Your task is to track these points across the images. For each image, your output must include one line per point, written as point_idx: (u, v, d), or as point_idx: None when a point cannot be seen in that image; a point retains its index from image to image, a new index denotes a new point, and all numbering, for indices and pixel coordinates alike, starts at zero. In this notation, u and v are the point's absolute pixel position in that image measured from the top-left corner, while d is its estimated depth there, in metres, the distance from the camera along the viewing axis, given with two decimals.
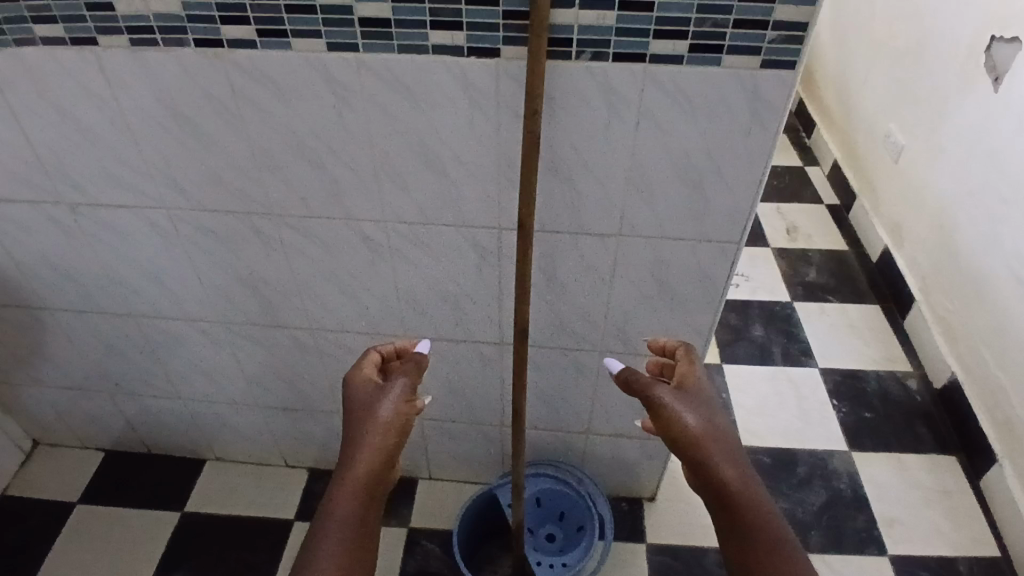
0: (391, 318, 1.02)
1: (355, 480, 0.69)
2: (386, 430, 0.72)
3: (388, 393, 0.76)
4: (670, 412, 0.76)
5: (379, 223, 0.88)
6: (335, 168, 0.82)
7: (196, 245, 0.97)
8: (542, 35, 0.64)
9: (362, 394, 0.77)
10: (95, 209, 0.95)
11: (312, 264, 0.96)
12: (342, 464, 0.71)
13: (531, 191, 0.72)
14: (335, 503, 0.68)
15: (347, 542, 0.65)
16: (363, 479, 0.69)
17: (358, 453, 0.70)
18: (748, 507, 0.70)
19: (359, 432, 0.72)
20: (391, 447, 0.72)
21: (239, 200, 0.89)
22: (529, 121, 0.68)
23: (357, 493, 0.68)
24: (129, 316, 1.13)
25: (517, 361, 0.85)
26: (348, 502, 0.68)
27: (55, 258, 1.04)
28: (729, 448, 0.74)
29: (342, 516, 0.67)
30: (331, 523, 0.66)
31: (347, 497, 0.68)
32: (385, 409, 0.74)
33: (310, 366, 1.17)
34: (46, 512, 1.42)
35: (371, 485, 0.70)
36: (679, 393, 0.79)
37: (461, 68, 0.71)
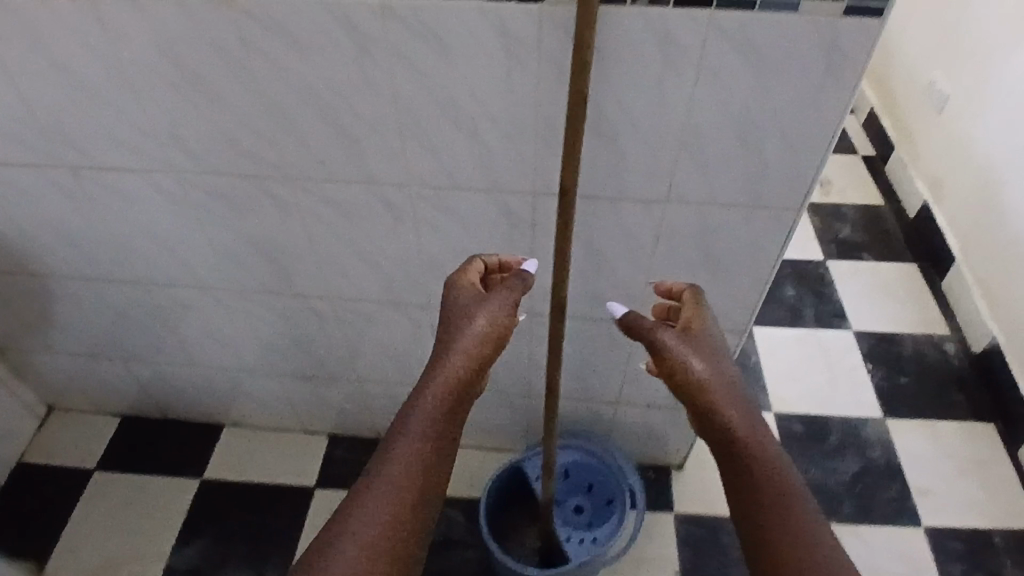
0: (414, 285, 0.96)
1: (437, 390, 0.69)
2: (477, 345, 0.70)
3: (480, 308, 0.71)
4: (678, 357, 0.69)
5: (403, 188, 0.82)
6: (355, 129, 0.75)
7: (207, 211, 0.90)
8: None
9: (463, 302, 0.73)
10: (98, 172, 0.88)
11: (329, 229, 0.90)
12: (426, 373, 0.71)
13: (574, 159, 0.65)
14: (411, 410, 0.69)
15: (424, 447, 0.68)
16: (444, 390, 0.69)
17: (441, 366, 0.70)
18: (760, 465, 0.67)
19: (445, 346, 0.71)
20: (475, 361, 0.71)
21: (251, 164, 0.82)
22: (576, 77, 0.60)
23: (439, 403, 0.69)
24: (139, 283, 1.08)
25: (553, 333, 0.79)
26: (426, 410, 0.69)
27: (59, 224, 0.98)
28: (739, 399, 0.69)
29: (420, 422, 0.69)
30: (407, 426, 0.68)
31: (426, 408, 0.69)
32: (475, 325, 0.71)
33: (328, 333, 1.12)
34: (64, 478, 1.40)
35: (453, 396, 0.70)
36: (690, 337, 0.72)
37: (500, 16, 0.63)
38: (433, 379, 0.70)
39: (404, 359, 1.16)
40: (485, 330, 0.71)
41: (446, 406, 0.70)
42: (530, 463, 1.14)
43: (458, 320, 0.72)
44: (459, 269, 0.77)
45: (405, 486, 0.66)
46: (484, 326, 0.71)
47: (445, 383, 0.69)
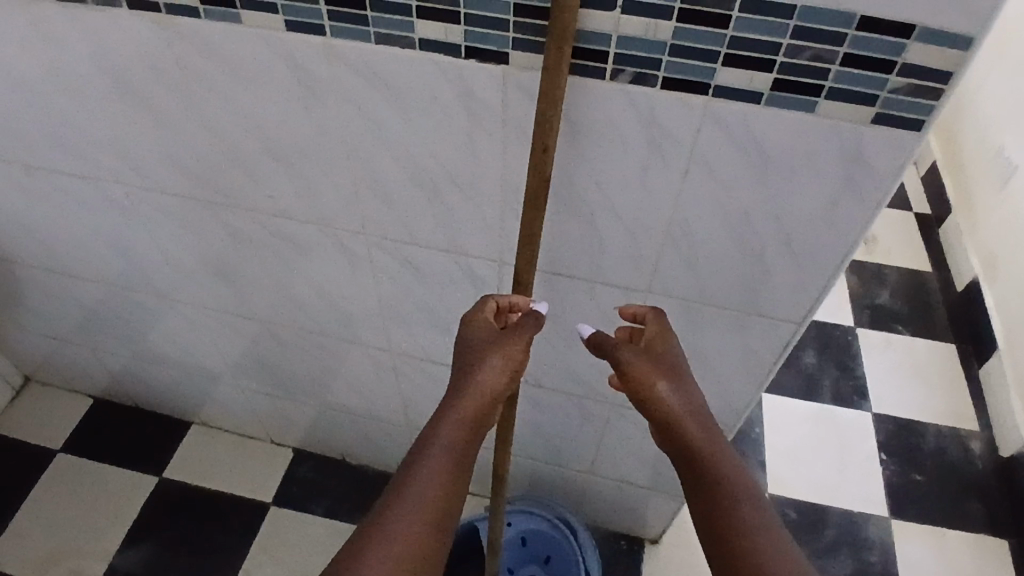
0: (375, 327, 0.89)
1: (451, 439, 0.57)
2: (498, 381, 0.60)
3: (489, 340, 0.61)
4: (641, 375, 0.59)
5: (359, 236, 0.74)
6: (306, 170, 0.67)
7: (160, 225, 0.84)
8: (562, 50, 0.45)
9: (479, 338, 0.62)
10: (48, 173, 0.82)
11: (284, 261, 0.82)
12: (436, 419, 0.59)
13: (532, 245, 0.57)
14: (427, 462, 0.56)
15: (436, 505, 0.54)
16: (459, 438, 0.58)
17: (454, 410, 0.58)
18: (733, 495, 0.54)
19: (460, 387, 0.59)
20: (489, 404, 0.59)
21: (200, 188, 0.75)
22: (537, 159, 0.51)
23: (452, 453, 0.57)
24: (100, 282, 1.02)
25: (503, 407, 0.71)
26: (443, 460, 0.56)
27: (17, 215, 0.93)
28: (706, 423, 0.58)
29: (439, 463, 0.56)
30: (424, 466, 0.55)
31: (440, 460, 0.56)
32: (494, 364, 0.60)
33: (290, 357, 1.05)
34: (27, 455, 1.37)
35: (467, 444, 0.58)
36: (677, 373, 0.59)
37: (458, 74, 0.53)
38: (445, 425, 0.58)
39: (369, 391, 1.09)
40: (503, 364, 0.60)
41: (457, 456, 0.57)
42: (484, 534, 1.04)
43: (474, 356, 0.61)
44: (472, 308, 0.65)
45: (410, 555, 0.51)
46: (501, 360, 0.60)
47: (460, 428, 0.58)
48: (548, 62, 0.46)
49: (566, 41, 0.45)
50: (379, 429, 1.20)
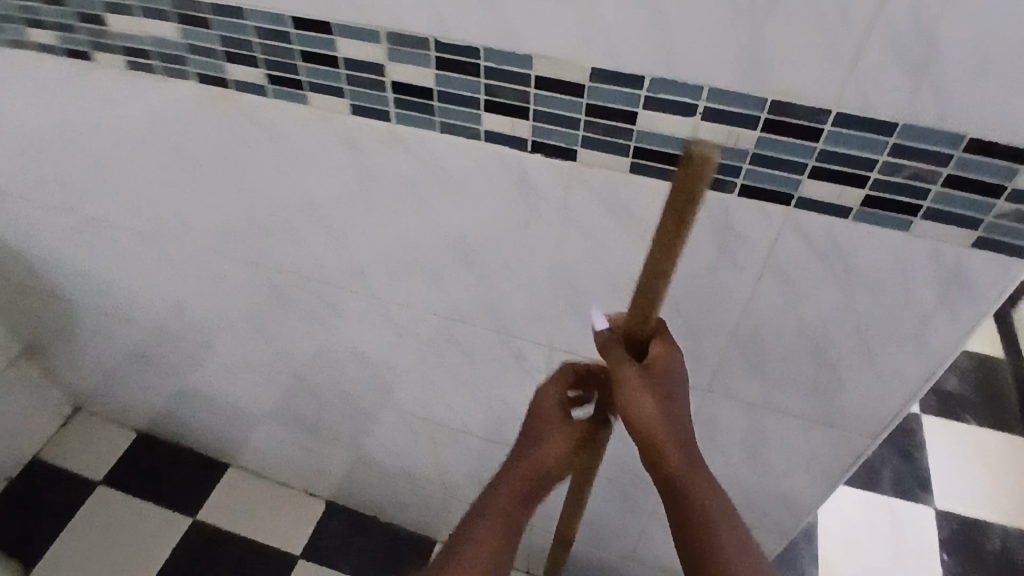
0: (415, 393, 0.86)
1: (490, 527, 0.55)
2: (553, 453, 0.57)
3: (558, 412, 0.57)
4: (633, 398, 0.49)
5: (406, 309, 0.72)
6: (356, 245, 0.66)
7: (208, 281, 0.84)
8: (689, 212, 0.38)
9: (537, 425, 0.58)
10: (106, 227, 0.83)
11: (328, 325, 0.81)
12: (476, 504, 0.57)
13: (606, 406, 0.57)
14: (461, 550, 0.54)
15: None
16: (504, 515, 0.56)
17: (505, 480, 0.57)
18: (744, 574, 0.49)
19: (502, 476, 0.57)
20: (523, 493, 0.57)
21: (250, 251, 0.75)
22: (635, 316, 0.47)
23: (487, 544, 0.55)
24: (147, 327, 1.03)
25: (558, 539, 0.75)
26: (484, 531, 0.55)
27: (75, 262, 0.95)
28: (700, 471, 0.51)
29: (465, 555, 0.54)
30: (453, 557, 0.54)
31: (473, 549, 0.54)
32: (552, 441, 0.57)
33: (328, 413, 1.04)
34: (67, 486, 1.37)
35: (507, 526, 0.56)
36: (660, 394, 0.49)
37: (522, 167, 0.51)
38: (484, 514, 0.56)
39: (403, 453, 1.06)
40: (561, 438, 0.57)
41: (495, 542, 0.55)
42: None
43: (535, 432, 0.58)
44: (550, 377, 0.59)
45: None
46: (559, 436, 0.57)
47: (499, 513, 0.56)
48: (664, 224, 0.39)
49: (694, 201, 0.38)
50: (413, 489, 1.17)
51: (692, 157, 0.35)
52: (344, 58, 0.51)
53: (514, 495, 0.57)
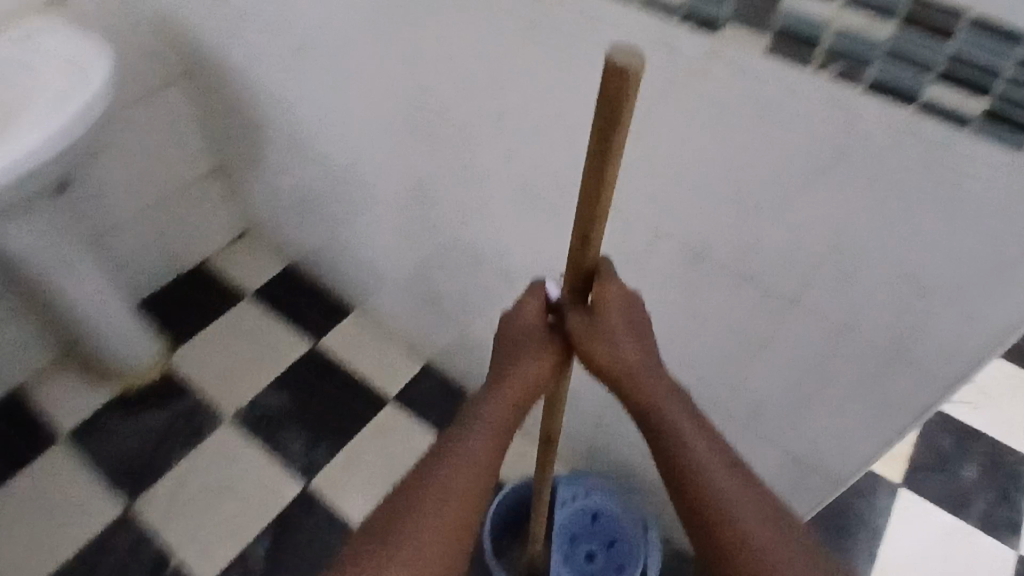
0: (527, 263, 0.94)
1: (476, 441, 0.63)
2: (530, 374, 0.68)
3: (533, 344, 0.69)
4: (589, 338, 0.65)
5: (541, 171, 0.79)
6: (512, 97, 0.75)
7: (379, 119, 0.95)
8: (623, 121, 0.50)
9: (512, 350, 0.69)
10: (313, 55, 0.97)
11: (469, 179, 0.90)
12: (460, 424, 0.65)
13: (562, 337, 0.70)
14: (451, 462, 0.62)
15: (473, 477, 0.61)
16: (489, 430, 0.64)
17: (492, 398, 0.66)
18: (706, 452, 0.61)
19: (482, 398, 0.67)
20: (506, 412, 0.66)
21: (420, 94, 0.85)
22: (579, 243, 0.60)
23: (477, 454, 0.62)
24: (318, 160, 1.18)
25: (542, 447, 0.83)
26: (478, 445, 0.63)
27: (280, 88, 1.11)
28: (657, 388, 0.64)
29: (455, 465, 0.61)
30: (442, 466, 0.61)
31: (464, 462, 0.62)
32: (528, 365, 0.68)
33: (444, 274, 1.13)
34: (224, 290, 1.58)
35: (493, 442, 0.64)
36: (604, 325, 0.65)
37: (668, 34, 0.58)
38: (469, 430, 0.64)
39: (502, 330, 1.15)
40: (536, 358, 0.69)
41: (483, 456, 0.63)
42: (557, 514, 1.07)
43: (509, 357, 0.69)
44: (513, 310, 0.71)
45: (444, 525, 0.58)
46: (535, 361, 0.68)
47: (484, 430, 0.64)
48: (596, 141, 0.52)
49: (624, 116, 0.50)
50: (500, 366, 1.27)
51: (611, 65, 0.47)
52: None
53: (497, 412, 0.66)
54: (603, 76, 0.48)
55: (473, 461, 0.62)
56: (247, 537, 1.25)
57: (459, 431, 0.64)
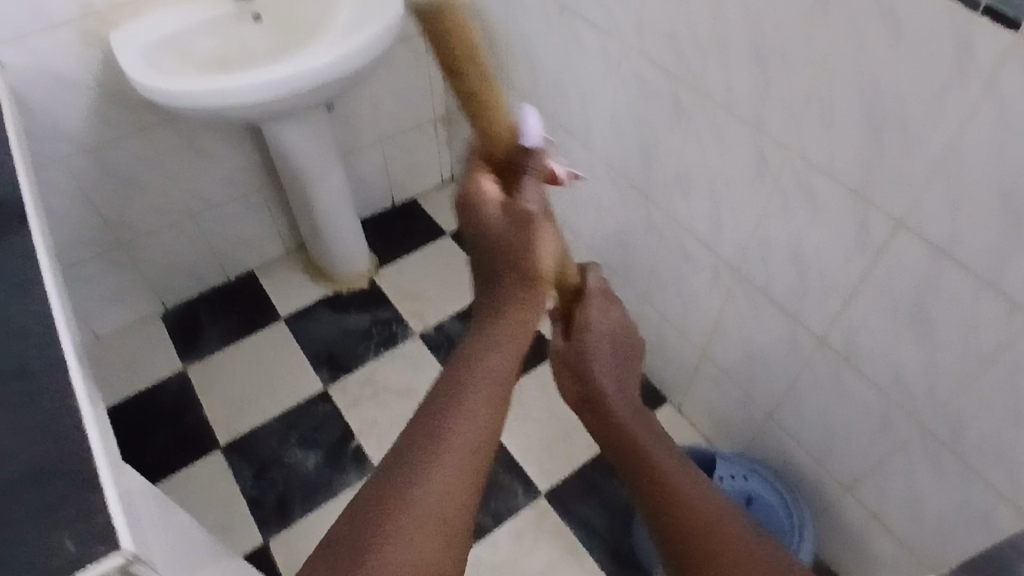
0: (736, 244, 0.97)
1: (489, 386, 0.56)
2: (529, 296, 0.61)
3: (546, 242, 0.60)
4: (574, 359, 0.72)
5: (783, 152, 0.83)
6: (775, 76, 0.78)
7: (624, 87, 1.02)
8: (477, 60, 0.56)
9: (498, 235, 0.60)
10: (574, 19, 1.06)
11: (700, 154, 0.94)
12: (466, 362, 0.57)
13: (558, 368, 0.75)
14: (460, 418, 0.53)
15: (491, 432, 0.54)
16: (504, 370, 0.57)
17: (493, 333, 0.59)
18: (664, 472, 0.63)
19: (493, 329, 0.59)
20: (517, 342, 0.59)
21: (676, 64, 0.91)
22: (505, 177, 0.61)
23: (492, 403, 0.55)
24: (547, 119, 1.26)
25: None
26: (487, 402, 0.55)
27: (530, 48, 1.20)
28: (632, 414, 0.70)
29: (472, 424, 0.53)
30: (450, 428, 0.53)
31: (479, 419, 0.54)
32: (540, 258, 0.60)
33: (644, 247, 1.17)
34: (428, 226, 1.75)
35: (504, 389, 0.56)
36: (579, 342, 0.72)
37: (965, 27, 0.60)
38: (480, 371, 0.56)
39: (681, 318, 1.18)
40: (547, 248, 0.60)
41: (498, 403, 0.55)
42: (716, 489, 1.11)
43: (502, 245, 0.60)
44: (479, 187, 0.60)
45: (454, 494, 0.51)
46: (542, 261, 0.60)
47: (496, 376, 0.56)
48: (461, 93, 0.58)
49: (482, 50, 0.57)
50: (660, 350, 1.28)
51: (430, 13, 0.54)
52: None
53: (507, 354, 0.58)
54: (432, 25, 0.55)
55: (492, 412, 0.55)
56: None
57: (467, 373, 0.56)
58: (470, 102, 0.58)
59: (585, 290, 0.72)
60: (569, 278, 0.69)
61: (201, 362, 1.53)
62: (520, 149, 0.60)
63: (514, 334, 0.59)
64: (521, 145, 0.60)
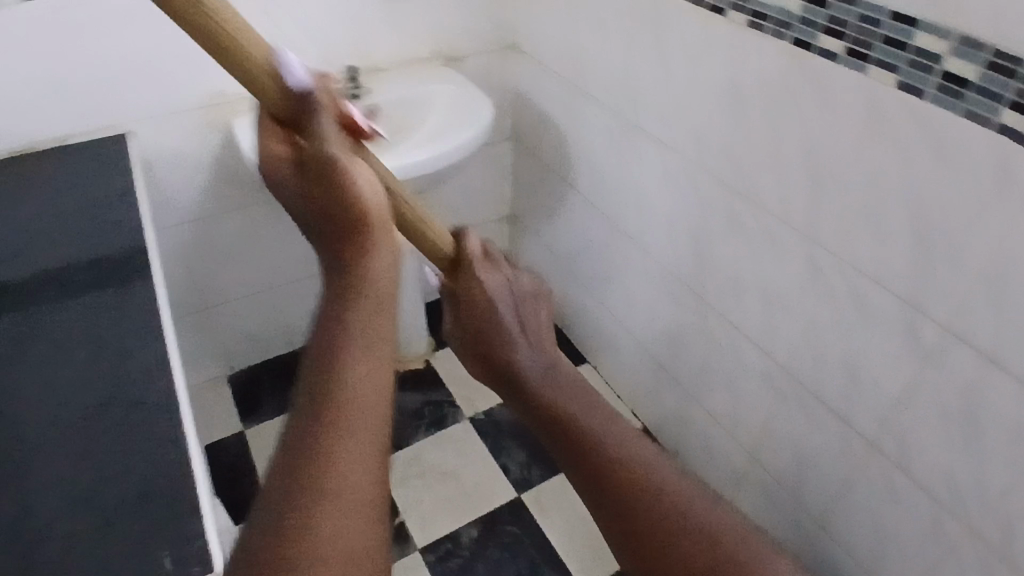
0: (788, 348, 1.02)
1: (357, 350, 0.47)
2: (376, 227, 0.53)
3: (362, 175, 0.54)
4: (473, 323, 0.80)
5: (837, 261, 0.89)
6: (830, 193, 0.86)
7: (684, 197, 1.11)
8: (237, 32, 0.54)
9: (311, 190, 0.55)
10: (640, 135, 1.17)
11: (756, 261, 1.02)
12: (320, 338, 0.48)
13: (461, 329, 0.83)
14: (337, 399, 0.45)
15: (378, 401, 0.46)
16: (362, 325, 0.48)
17: (342, 298, 0.50)
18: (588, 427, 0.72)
19: (340, 292, 0.50)
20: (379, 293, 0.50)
21: (736, 179, 1.00)
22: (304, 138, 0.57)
23: (369, 372, 0.47)
24: (608, 222, 1.36)
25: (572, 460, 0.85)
26: (361, 369, 0.46)
27: (595, 158, 1.32)
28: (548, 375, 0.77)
29: (349, 406, 0.45)
30: (324, 418, 0.44)
31: (361, 395, 0.46)
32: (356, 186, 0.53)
33: (695, 347, 1.22)
34: None
35: (376, 342, 0.48)
36: (475, 310, 0.79)
37: (1014, 157, 0.68)
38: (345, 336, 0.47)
39: (728, 418, 1.21)
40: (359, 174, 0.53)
41: (379, 366, 0.47)
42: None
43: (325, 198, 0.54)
44: (271, 153, 0.57)
45: (360, 493, 0.43)
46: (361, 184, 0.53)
47: (357, 336, 0.48)
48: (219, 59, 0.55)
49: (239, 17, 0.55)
50: (706, 451, 1.30)
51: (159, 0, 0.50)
52: (916, 45, 0.73)
53: (358, 309, 0.49)
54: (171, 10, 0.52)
55: (379, 379, 0.47)
56: (458, 520, 1.41)
57: (325, 355, 0.47)
58: (237, 66, 0.55)
59: (465, 250, 0.77)
60: (441, 246, 0.75)
61: (260, 425, 1.60)
62: (297, 93, 0.56)
63: (369, 286, 0.50)
64: (291, 86, 0.56)
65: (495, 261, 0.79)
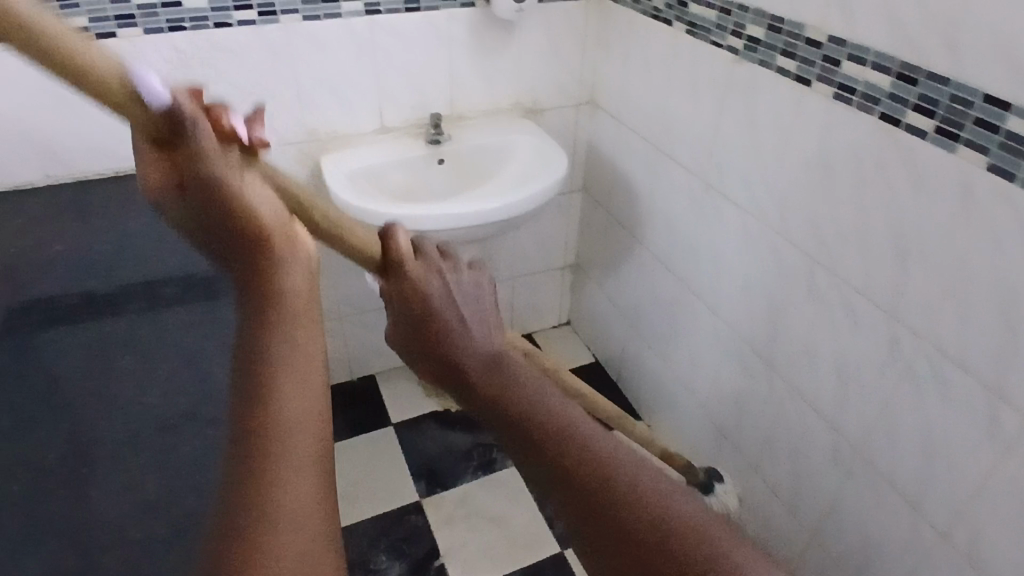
0: (859, 424, 0.99)
1: (294, 363, 0.42)
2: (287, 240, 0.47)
3: (257, 190, 0.47)
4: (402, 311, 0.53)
5: (917, 338, 0.87)
6: (914, 269, 0.85)
7: (759, 261, 1.11)
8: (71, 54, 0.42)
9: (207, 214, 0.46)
10: (718, 197, 1.18)
11: (831, 331, 1.00)
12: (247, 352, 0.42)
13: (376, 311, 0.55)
14: (274, 420, 0.39)
15: (323, 421, 0.41)
16: (293, 337, 0.42)
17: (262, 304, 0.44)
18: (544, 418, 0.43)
19: (259, 304, 0.44)
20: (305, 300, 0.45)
21: (816, 247, 0.99)
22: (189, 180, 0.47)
23: (308, 388, 0.41)
24: (678, 281, 1.36)
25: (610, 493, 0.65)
26: (301, 381, 0.41)
27: (671, 218, 1.33)
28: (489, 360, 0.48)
29: (289, 421, 0.39)
30: (264, 437, 0.38)
31: (302, 411, 0.40)
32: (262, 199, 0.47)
33: (760, 414, 1.20)
34: None
35: (311, 356, 0.42)
36: (413, 304, 0.53)
37: None
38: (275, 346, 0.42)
39: (789, 492, 1.17)
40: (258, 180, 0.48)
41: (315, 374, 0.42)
42: None
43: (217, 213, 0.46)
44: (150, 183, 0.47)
45: (309, 519, 0.37)
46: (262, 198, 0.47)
47: (290, 347, 0.42)
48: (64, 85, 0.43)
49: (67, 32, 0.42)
50: (763, 524, 1.26)
51: None
52: (1009, 129, 0.73)
53: (281, 314, 0.43)
54: None
55: (316, 393, 0.41)
56: (502, 565, 1.40)
57: (259, 367, 0.41)
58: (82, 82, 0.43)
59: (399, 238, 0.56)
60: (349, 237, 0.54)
61: None
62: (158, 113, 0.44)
63: (291, 295, 0.44)
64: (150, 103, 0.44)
65: (431, 255, 0.55)
